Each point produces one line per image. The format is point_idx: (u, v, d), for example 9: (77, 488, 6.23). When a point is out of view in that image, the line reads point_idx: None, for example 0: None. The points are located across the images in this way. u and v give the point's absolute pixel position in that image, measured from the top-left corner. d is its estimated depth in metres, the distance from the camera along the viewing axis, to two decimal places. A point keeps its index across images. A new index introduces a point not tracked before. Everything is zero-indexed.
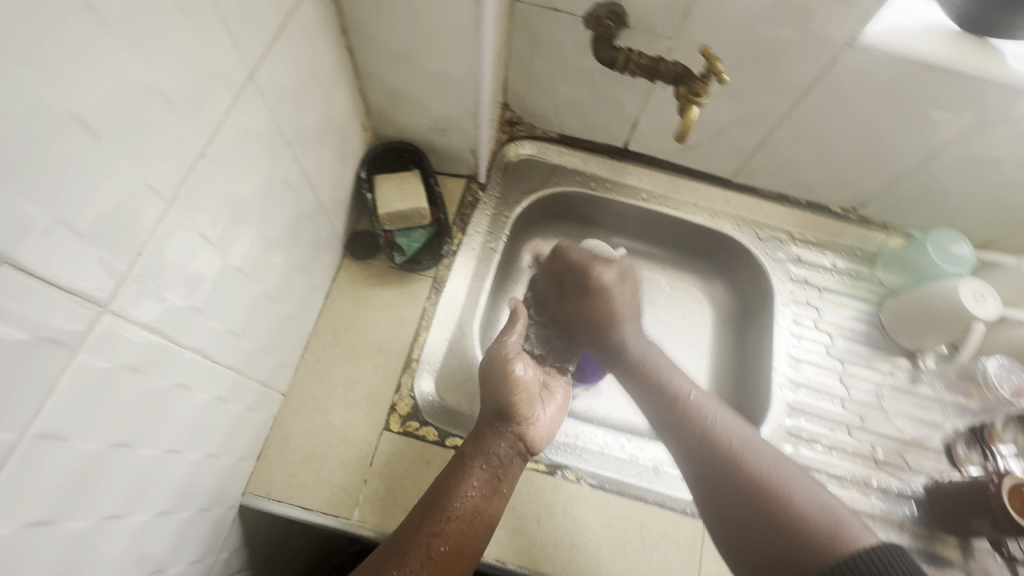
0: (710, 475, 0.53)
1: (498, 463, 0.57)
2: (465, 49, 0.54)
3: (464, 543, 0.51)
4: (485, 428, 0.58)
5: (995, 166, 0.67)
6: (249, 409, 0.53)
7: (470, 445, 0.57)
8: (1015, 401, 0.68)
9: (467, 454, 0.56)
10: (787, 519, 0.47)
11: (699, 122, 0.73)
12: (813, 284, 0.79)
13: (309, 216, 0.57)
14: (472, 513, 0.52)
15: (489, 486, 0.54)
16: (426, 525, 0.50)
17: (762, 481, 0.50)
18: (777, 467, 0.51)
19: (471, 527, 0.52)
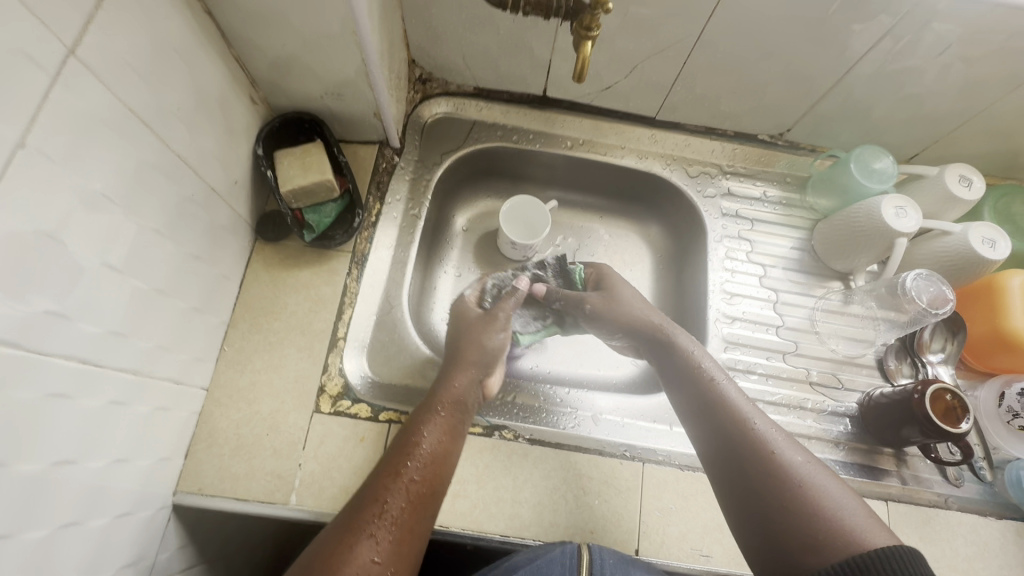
0: (724, 454, 0.52)
1: (465, 406, 0.59)
2: (335, 2, 0.50)
3: (434, 487, 0.52)
4: (455, 371, 0.62)
5: (909, 76, 0.66)
6: (159, 409, 0.51)
7: (436, 392, 0.59)
8: (934, 310, 0.63)
9: (433, 400, 0.58)
10: (793, 503, 0.46)
11: (613, 59, 0.70)
12: (744, 216, 0.79)
13: (198, 201, 0.54)
14: (438, 456, 0.53)
15: (454, 430, 0.56)
16: (396, 475, 0.50)
17: (772, 464, 0.49)
18: (794, 453, 0.50)
19: (438, 471, 0.53)
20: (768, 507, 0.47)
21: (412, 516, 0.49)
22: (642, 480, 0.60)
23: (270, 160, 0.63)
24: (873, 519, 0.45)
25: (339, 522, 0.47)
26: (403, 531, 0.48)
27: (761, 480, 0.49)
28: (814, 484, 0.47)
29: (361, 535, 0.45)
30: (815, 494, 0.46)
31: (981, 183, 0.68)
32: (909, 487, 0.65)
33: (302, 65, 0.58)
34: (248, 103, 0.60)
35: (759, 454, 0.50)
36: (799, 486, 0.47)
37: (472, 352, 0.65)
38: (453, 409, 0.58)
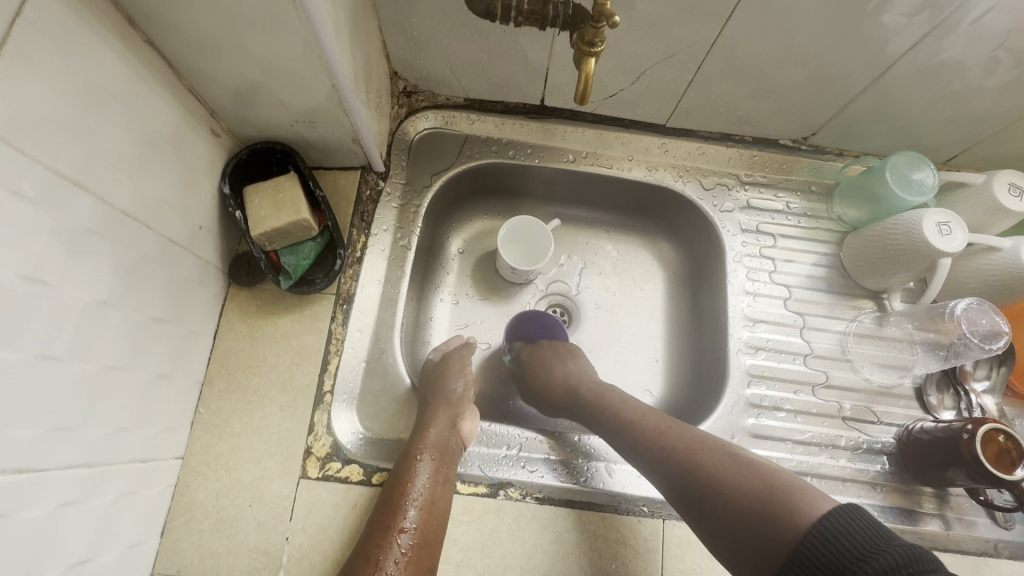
0: (669, 474, 0.50)
1: (447, 450, 0.55)
2: (294, 24, 0.43)
3: (430, 538, 0.49)
4: (431, 415, 0.57)
5: (954, 75, 0.58)
6: (124, 494, 0.46)
7: (416, 439, 0.55)
8: (984, 343, 0.56)
9: (414, 448, 0.54)
10: (749, 495, 0.44)
11: (619, 66, 0.62)
12: (765, 231, 0.72)
13: (154, 257, 0.47)
14: (429, 504, 0.50)
15: (443, 474, 0.53)
16: (389, 531, 0.48)
17: (717, 466, 0.47)
18: (731, 453, 0.48)
19: (432, 520, 0.50)
20: (726, 508, 0.45)
21: (411, 574, 0.46)
22: (663, 540, 0.55)
23: (238, 198, 0.57)
24: (821, 494, 0.42)
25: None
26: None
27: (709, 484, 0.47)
28: (759, 473, 0.45)
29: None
30: (766, 479, 0.44)
31: None
32: (954, 532, 0.59)
33: (265, 93, 0.51)
34: (209, 136, 0.54)
35: (696, 465, 0.48)
36: (749, 477, 0.45)
37: (442, 395, 0.60)
38: (436, 455, 0.54)
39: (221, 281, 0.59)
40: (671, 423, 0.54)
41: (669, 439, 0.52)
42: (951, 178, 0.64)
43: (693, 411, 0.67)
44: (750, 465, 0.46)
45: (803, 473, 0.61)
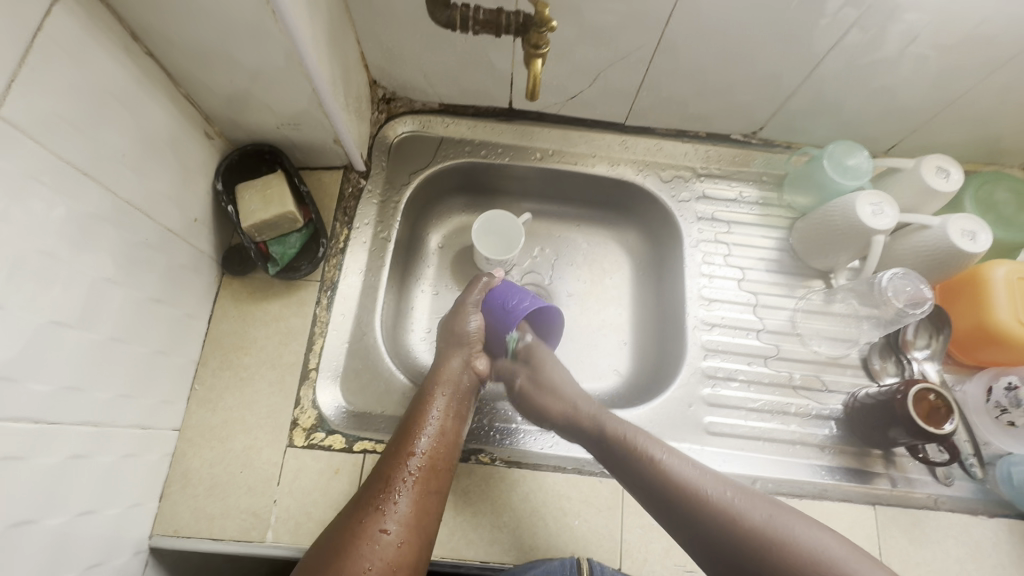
0: (677, 511, 0.51)
1: (460, 386, 0.64)
2: (274, 35, 0.50)
3: (438, 466, 0.56)
4: (448, 353, 0.66)
5: (877, 69, 0.64)
6: (126, 456, 0.51)
7: (432, 375, 0.64)
8: (911, 309, 0.62)
9: (430, 381, 0.63)
10: (776, 558, 0.46)
11: (575, 70, 0.69)
12: (720, 218, 0.77)
13: (154, 243, 0.53)
14: (440, 435, 0.58)
15: (455, 409, 0.61)
16: (402, 454, 0.55)
17: (731, 510, 0.49)
18: (744, 497, 0.50)
19: (442, 450, 0.57)
20: (750, 561, 0.47)
21: (420, 493, 0.54)
22: (623, 498, 0.60)
23: (230, 194, 0.63)
24: (847, 550, 0.46)
25: (352, 504, 0.52)
26: (413, 506, 0.52)
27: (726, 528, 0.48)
28: (779, 524, 0.47)
29: (374, 513, 0.51)
30: (791, 539, 0.46)
31: (959, 174, 0.66)
32: (900, 490, 0.63)
33: (253, 98, 0.58)
34: (204, 138, 0.60)
35: (710, 511, 0.50)
36: (774, 531, 0.47)
37: (458, 333, 0.67)
38: (448, 389, 0.62)
39: (215, 270, 0.65)
40: (669, 453, 0.55)
41: (670, 475, 0.53)
42: (883, 164, 0.69)
43: (656, 385, 0.72)
44: (765, 514, 0.48)
45: (755, 438, 0.66)
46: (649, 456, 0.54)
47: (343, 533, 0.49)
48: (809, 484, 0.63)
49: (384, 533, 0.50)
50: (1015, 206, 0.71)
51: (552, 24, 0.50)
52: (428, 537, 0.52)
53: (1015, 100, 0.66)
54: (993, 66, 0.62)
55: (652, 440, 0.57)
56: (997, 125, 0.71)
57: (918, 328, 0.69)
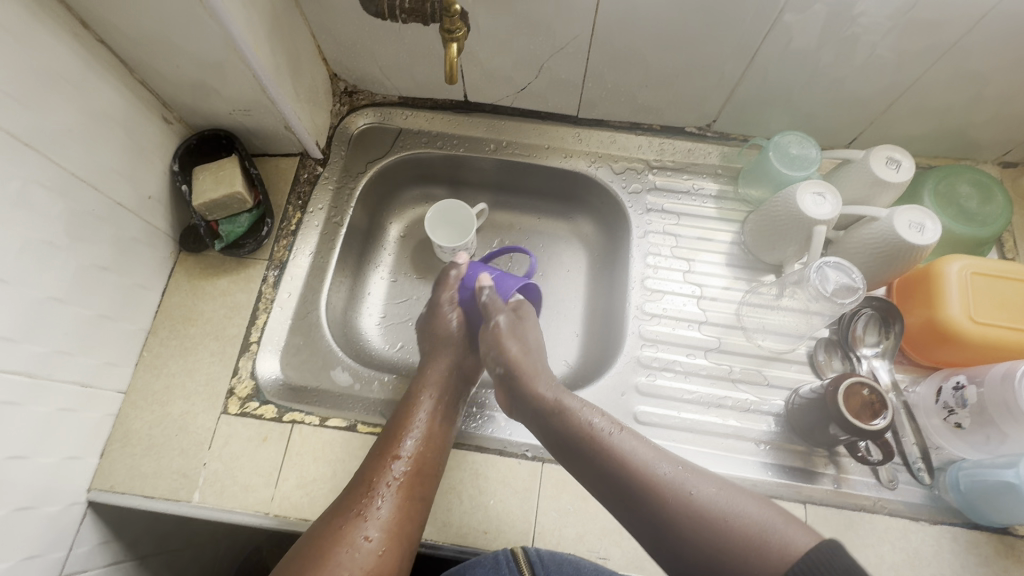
0: (627, 495, 0.49)
1: (448, 386, 0.63)
2: (207, 22, 0.54)
3: (424, 469, 0.56)
4: (435, 353, 0.66)
5: (817, 58, 0.64)
6: (63, 409, 0.55)
7: (420, 378, 0.64)
8: (835, 300, 0.59)
9: (418, 384, 0.63)
10: (701, 543, 0.44)
11: (517, 62, 0.71)
12: (671, 210, 0.77)
13: (102, 215, 0.58)
14: (426, 437, 0.58)
15: (443, 411, 0.61)
16: (387, 458, 0.55)
17: (671, 495, 0.47)
18: (699, 479, 0.48)
19: (429, 451, 0.57)
20: (688, 554, 0.45)
21: (403, 498, 0.53)
22: (541, 480, 0.60)
23: (187, 175, 0.67)
24: (787, 521, 0.44)
25: (334, 508, 0.52)
26: (395, 512, 0.52)
27: (667, 513, 0.46)
28: (719, 508, 0.45)
29: (354, 518, 0.51)
30: (730, 518, 0.45)
31: (911, 163, 0.64)
32: (841, 492, 0.61)
33: (202, 85, 0.62)
34: (161, 122, 0.65)
35: (654, 492, 0.47)
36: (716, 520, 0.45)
37: (442, 333, 0.68)
38: (436, 390, 0.62)
39: (172, 247, 0.69)
40: (620, 431, 0.52)
41: (617, 456, 0.50)
42: (834, 155, 0.67)
43: (595, 373, 0.72)
44: (714, 500, 0.46)
45: (687, 429, 0.65)
46: (600, 432, 0.52)
47: (322, 537, 0.50)
48: (739, 478, 0.61)
49: (364, 539, 0.50)
50: (977, 200, 0.68)
51: (455, 9, 0.55)
52: (411, 543, 0.52)
53: (969, 89, 0.64)
54: (938, 53, 0.60)
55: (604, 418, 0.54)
56: (958, 117, 0.68)
57: (866, 323, 0.66)
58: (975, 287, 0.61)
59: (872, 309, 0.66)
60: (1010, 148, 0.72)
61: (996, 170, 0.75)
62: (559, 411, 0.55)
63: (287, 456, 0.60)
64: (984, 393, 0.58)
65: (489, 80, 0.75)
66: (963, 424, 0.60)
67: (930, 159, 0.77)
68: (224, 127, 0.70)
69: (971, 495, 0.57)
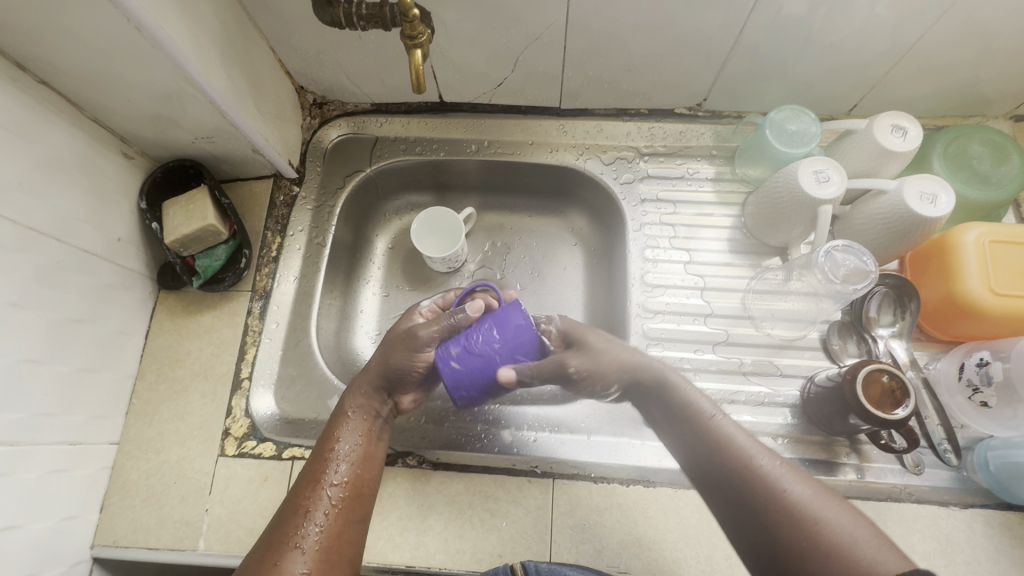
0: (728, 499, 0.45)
1: (376, 412, 0.55)
2: (150, 52, 0.50)
3: (359, 489, 0.51)
4: (364, 376, 0.56)
5: (809, 25, 0.59)
6: (54, 470, 0.53)
7: (344, 401, 0.55)
8: (848, 286, 0.57)
9: (345, 408, 0.54)
10: (796, 544, 0.40)
11: (491, 56, 0.67)
12: (667, 200, 0.74)
13: (68, 265, 0.55)
14: (361, 459, 0.52)
15: (374, 432, 0.55)
16: (317, 484, 0.49)
17: (772, 499, 0.42)
18: (806, 488, 0.42)
19: (360, 472, 0.51)
20: (782, 556, 0.40)
21: (341, 524, 0.47)
22: (552, 497, 0.58)
23: (156, 211, 0.64)
24: (882, 540, 0.38)
25: (265, 542, 0.45)
26: (333, 538, 0.46)
27: (759, 512, 0.42)
28: (808, 510, 0.41)
29: (290, 553, 0.44)
30: (832, 537, 0.39)
31: (918, 131, 0.60)
32: (866, 481, 0.58)
33: (158, 116, 0.58)
34: (121, 159, 0.61)
35: (755, 491, 0.43)
36: (807, 526, 0.40)
37: (392, 361, 0.55)
38: (366, 413, 0.55)
39: (150, 287, 0.67)
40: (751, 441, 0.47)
41: (727, 448, 0.47)
42: (835, 127, 0.63)
43: None
44: (810, 503, 0.41)
45: None
46: (719, 434, 0.48)
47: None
48: None
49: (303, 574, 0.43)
50: (990, 159, 0.63)
51: (414, 13, 0.51)
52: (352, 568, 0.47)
53: (976, 44, 0.60)
54: (943, 8, 0.56)
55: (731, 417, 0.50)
56: (965, 74, 0.64)
57: (878, 302, 0.63)
58: (995, 257, 0.57)
59: (886, 288, 0.62)
60: (1021, 101, 0.68)
61: (1007, 126, 0.71)
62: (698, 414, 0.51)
63: None
64: (1010, 368, 0.55)
65: (464, 79, 0.71)
66: (990, 401, 0.57)
67: (936, 120, 0.73)
68: (190, 156, 0.67)
69: (1002, 476, 0.54)
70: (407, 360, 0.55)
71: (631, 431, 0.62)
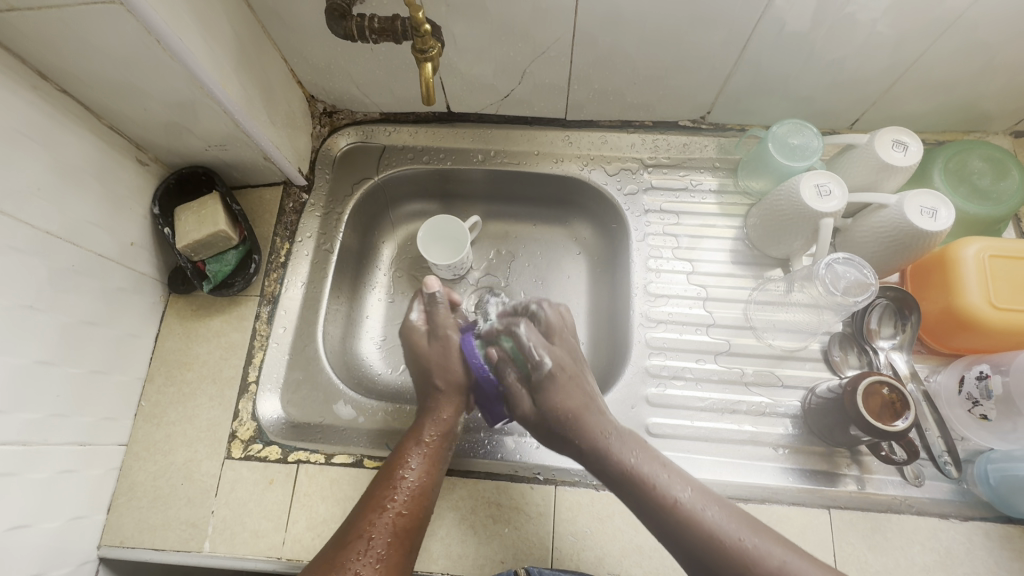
0: (669, 531, 0.48)
1: (448, 436, 0.59)
2: (168, 63, 0.51)
3: (419, 518, 0.53)
4: (437, 398, 0.61)
5: (811, 41, 0.60)
6: (65, 470, 0.54)
7: (420, 424, 0.60)
8: (849, 298, 0.57)
9: (418, 431, 0.59)
10: None
11: (499, 68, 0.68)
12: (670, 211, 0.75)
13: (82, 268, 0.56)
14: (422, 488, 0.54)
15: (440, 460, 0.57)
16: (380, 509, 0.52)
17: (730, 548, 0.46)
18: (738, 524, 0.47)
19: (421, 503, 0.54)
20: None
21: (398, 550, 0.50)
22: (554, 504, 0.58)
23: (168, 217, 0.65)
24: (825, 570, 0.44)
25: (324, 559, 0.48)
26: (389, 566, 0.49)
27: (727, 564, 0.45)
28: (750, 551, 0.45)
29: None
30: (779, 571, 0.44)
31: (918, 146, 0.60)
32: (866, 492, 0.59)
33: (173, 124, 0.60)
34: (136, 166, 0.63)
35: (696, 526, 0.47)
36: (752, 570, 0.44)
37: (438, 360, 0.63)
38: (437, 437, 0.58)
39: (161, 291, 0.68)
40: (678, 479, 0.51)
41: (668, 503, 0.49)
42: (837, 141, 0.64)
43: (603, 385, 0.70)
44: (759, 549, 0.45)
45: (704, 439, 0.63)
46: (662, 491, 0.50)
47: None
48: (759, 487, 0.59)
49: None
50: (990, 176, 0.64)
51: (426, 28, 0.52)
52: None
53: (976, 61, 0.61)
54: (943, 26, 0.57)
55: (647, 455, 0.53)
56: (966, 90, 0.65)
57: (879, 315, 0.64)
58: (995, 271, 0.58)
59: (887, 301, 0.63)
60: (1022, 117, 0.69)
61: (1008, 141, 0.72)
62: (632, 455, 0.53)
63: (295, 498, 0.59)
64: (1010, 382, 0.55)
65: (472, 90, 0.72)
66: (989, 415, 0.57)
67: (937, 135, 0.73)
68: (202, 163, 0.68)
69: (1002, 489, 0.55)
70: (441, 347, 0.63)
71: None
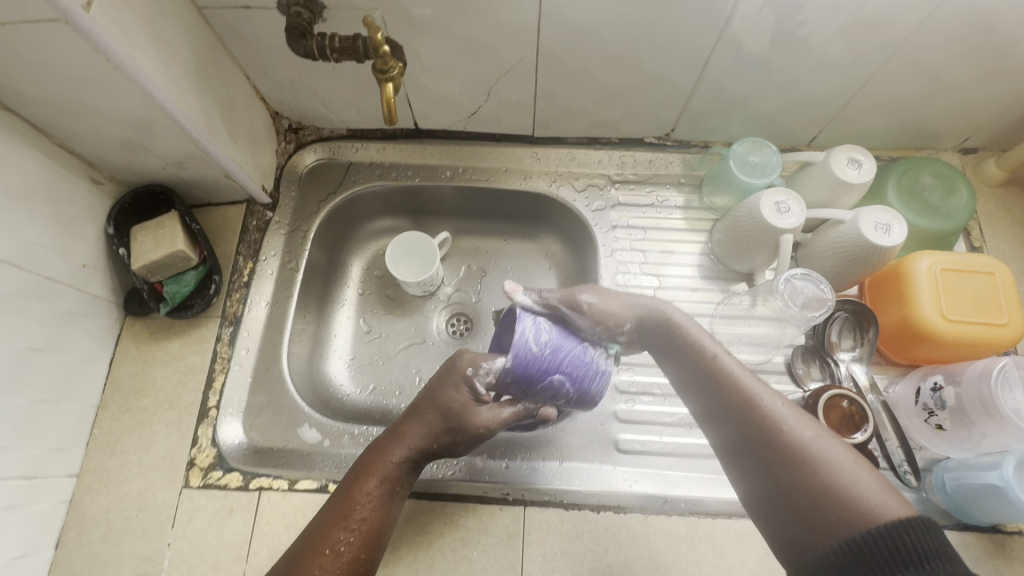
0: (743, 439, 0.46)
1: (404, 466, 0.52)
2: (119, 82, 0.50)
3: (373, 547, 0.48)
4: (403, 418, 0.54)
5: (767, 64, 0.62)
6: (8, 506, 0.51)
7: (372, 456, 0.51)
8: (808, 313, 0.59)
9: (367, 461, 0.51)
10: (805, 491, 0.41)
11: (465, 86, 0.68)
12: (638, 226, 0.76)
13: (29, 293, 0.54)
14: (378, 513, 0.50)
15: (393, 490, 0.51)
16: (328, 539, 0.47)
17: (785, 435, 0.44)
18: (801, 423, 0.45)
19: (377, 531, 0.49)
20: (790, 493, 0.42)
21: None
22: (523, 524, 0.58)
23: (124, 237, 0.63)
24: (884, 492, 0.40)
25: None
26: None
27: (778, 454, 0.44)
28: (817, 452, 0.43)
29: None
30: (841, 481, 0.41)
31: (871, 164, 0.63)
32: None
33: (127, 143, 0.58)
34: (89, 185, 0.61)
35: (760, 414, 0.46)
36: (805, 455, 0.43)
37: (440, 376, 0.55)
38: (387, 469, 0.51)
39: (116, 313, 0.65)
40: (762, 384, 0.49)
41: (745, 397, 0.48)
42: (795, 158, 0.66)
43: None
44: (816, 444, 0.43)
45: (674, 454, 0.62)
46: (736, 386, 0.49)
47: None
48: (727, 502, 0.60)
49: None
50: (940, 192, 0.67)
51: (385, 49, 0.53)
52: None
53: (924, 84, 0.63)
54: (891, 49, 0.59)
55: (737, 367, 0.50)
56: (915, 110, 0.68)
57: (839, 327, 0.66)
58: (947, 284, 0.60)
59: (846, 313, 0.65)
60: (969, 135, 0.72)
61: (956, 158, 0.76)
62: (702, 352, 0.52)
63: (255, 528, 0.57)
64: (962, 393, 0.57)
65: (439, 108, 0.72)
66: (944, 424, 0.59)
67: (891, 152, 0.76)
68: (160, 181, 0.66)
69: (958, 497, 0.57)
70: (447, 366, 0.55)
71: (601, 457, 0.62)
